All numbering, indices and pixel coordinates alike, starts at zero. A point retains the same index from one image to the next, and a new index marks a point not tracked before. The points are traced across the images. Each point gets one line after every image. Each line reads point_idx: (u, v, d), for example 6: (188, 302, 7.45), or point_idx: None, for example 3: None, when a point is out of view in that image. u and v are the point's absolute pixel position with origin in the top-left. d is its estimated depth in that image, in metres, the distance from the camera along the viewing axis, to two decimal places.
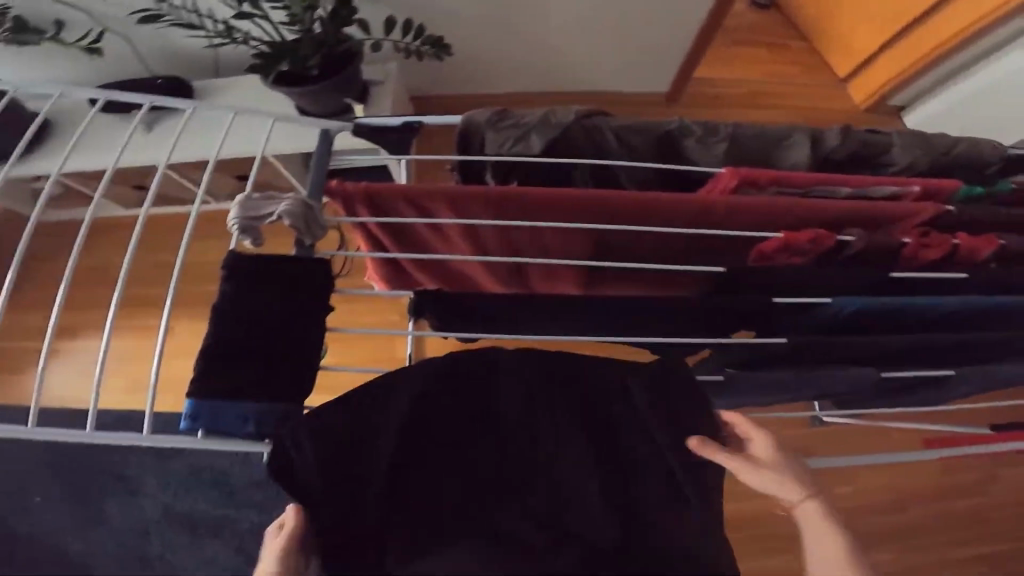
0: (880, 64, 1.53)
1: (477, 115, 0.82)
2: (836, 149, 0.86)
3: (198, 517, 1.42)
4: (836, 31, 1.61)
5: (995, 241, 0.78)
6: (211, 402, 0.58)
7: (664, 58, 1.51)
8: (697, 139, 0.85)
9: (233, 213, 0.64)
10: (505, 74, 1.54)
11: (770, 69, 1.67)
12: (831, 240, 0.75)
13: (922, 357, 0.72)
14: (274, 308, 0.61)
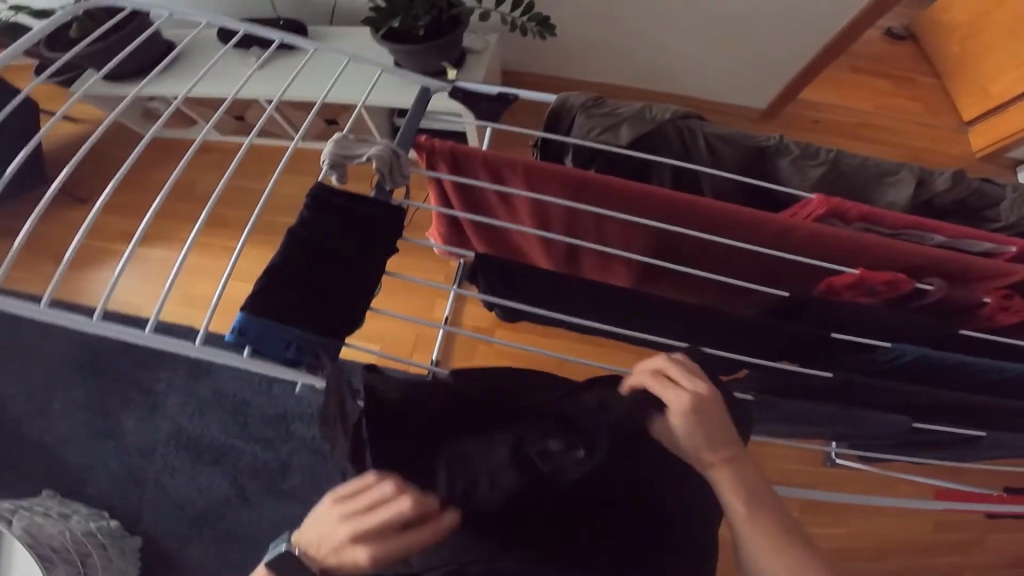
0: (1008, 115, 1.41)
1: (573, 99, 0.84)
2: (940, 195, 0.82)
3: (206, 444, 1.34)
4: (974, 72, 1.50)
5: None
6: (262, 321, 0.60)
7: (774, 68, 1.45)
8: (795, 159, 0.83)
9: (327, 148, 0.67)
10: (608, 63, 1.53)
11: (886, 100, 1.57)
12: (909, 286, 0.72)
13: (972, 417, 0.70)
14: (344, 246, 0.64)
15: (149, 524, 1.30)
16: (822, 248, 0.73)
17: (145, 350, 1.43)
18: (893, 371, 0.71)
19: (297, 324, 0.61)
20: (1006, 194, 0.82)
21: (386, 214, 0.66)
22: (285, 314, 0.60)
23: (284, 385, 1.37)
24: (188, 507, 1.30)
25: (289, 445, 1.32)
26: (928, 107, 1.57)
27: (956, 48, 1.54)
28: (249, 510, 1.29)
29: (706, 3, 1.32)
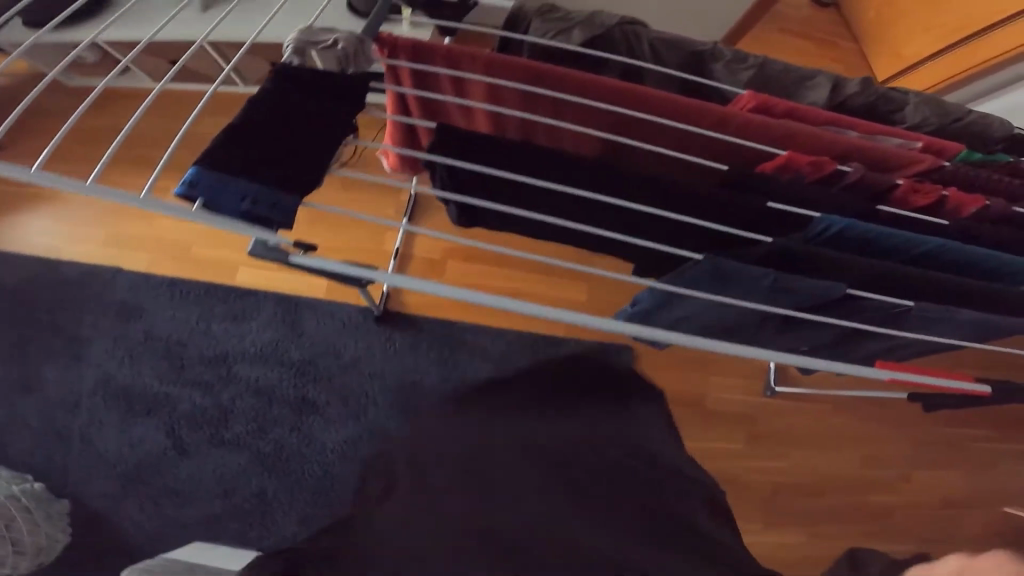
0: (916, 78, 1.56)
1: (526, 5, 0.87)
2: (854, 97, 0.92)
3: (139, 391, 1.27)
4: (889, 35, 1.63)
5: (981, 201, 0.85)
6: (214, 174, 0.58)
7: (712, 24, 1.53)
8: (726, 63, 0.90)
9: (293, 34, 0.65)
10: None
11: (811, 61, 1.69)
12: (832, 166, 0.82)
13: (899, 285, 0.77)
14: (303, 112, 0.64)
15: (76, 485, 1.23)
16: (761, 134, 0.81)
17: (68, 292, 1.33)
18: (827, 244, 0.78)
19: (253, 176, 0.59)
20: (909, 99, 0.94)
21: (348, 85, 0.67)
22: (244, 168, 0.59)
23: (223, 325, 1.33)
24: (119, 464, 1.23)
25: (233, 388, 1.29)
26: (848, 67, 1.70)
27: (872, 14, 1.67)
28: (189, 462, 1.24)
29: None
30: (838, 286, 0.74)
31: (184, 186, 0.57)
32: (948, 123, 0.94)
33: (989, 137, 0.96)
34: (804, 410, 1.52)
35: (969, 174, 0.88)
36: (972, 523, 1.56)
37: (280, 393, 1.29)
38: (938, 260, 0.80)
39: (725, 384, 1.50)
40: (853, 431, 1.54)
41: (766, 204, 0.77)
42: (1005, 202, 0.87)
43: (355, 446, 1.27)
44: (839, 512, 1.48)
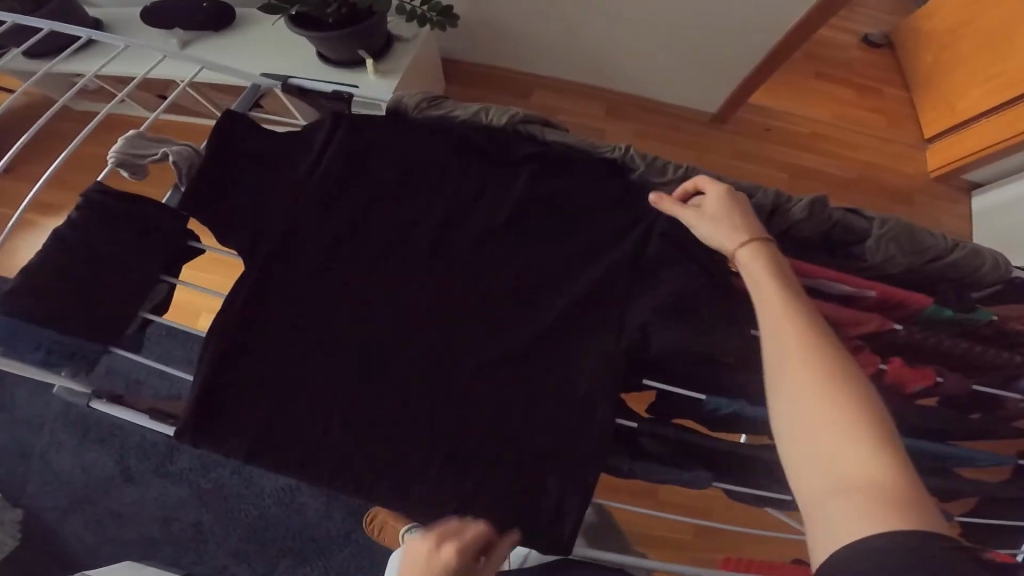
0: (965, 137, 1.33)
1: (407, 99, 0.85)
2: (800, 224, 0.78)
3: (96, 421, 1.49)
4: (944, 88, 1.38)
5: (930, 377, 0.72)
6: (6, 321, 0.67)
7: (720, 73, 1.36)
8: (639, 170, 0.80)
9: (116, 146, 0.75)
10: (549, 59, 1.46)
11: (846, 113, 1.46)
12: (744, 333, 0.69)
13: (780, 475, 0.70)
14: (107, 251, 0.71)
15: (31, 496, 1.44)
16: (644, 286, 0.73)
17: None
18: (707, 422, 0.70)
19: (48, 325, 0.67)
20: (872, 231, 0.78)
21: (169, 229, 0.75)
22: (38, 319, 0.67)
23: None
24: (70, 482, 1.45)
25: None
26: (892, 123, 1.46)
27: (930, 59, 1.42)
28: (132, 488, 1.44)
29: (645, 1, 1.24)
30: (704, 477, 0.69)
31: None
32: (922, 265, 0.77)
33: (979, 281, 0.78)
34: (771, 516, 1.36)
35: (921, 340, 0.74)
36: None
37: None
38: None
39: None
40: None
41: (643, 378, 0.72)
42: (962, 378, 0.73)
43: (292, 494, 1.40)
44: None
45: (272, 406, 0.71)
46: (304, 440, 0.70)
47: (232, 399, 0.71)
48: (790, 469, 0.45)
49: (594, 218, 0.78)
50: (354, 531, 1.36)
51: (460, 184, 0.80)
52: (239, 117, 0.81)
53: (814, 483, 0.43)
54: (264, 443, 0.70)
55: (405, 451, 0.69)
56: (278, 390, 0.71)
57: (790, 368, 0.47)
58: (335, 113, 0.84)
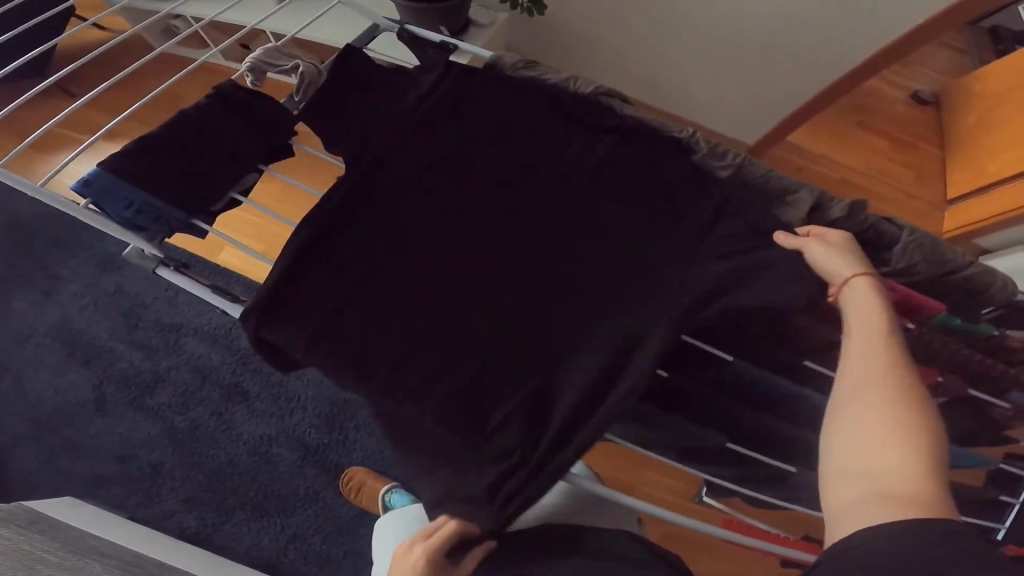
0: (990, 198, 1.30)
1: (504, 58, 0.79)
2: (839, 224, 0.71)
3: (87, 339, 1.45)
4: (979, 148, 1.36)
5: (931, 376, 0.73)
6: (107, 175, 0.62)
7: (768, 108, 1.38)
8: (703, 155, 0.75)
9: (253, 53, 0.71)
10: (600, 69, 1.49)
11: (877, 166, 1.49)
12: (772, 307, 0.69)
13: (777, 447, 0.71)
14: (216, 138, 0.67)
15: None
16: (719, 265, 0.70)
17: (63, 232, 1.55)
18: (726, 383, 0.71)
19: (146, 188, 0.63)
20: (901, 237, 0.74)
21: (274, 127, 0.70)
22: (139, 176, 0.63)
23: (189, 300, 1.49)
24: (39, 403, 1.40)
25: (172, 358, 1.43)
26: (920, 179, 1.48)
27: (974, 118, 1.39)
28: (101, 420, 1.39)
29: (707, 26, 1.26)
30: (717, 436, 0.69)
31: (79, 183, 0.61)
32: (943, 276, 0.73)
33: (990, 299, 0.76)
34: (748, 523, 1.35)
35: (935, 345, 0.74)
36: None
37: (217, 374, 1.42)
38: None
39: (660, 481, 1.44)
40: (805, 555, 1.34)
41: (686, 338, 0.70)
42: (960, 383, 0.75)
43: (269, 444, 1.36)
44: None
45: (329, 320, 0.67)
46: (360, 347, 0.67)
47: (294, 304, 0.67)
48: (833, 470, 0.50)
49: (672, 187, 0.75)
50: (325, 490, 1.32)
51: (557, 143, 0.76)
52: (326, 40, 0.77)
53: (861, 491, 0.48)
54: (320, 338, 0.67)
55: (433, 368, 0.67)
56: (337, 294, 0.68)
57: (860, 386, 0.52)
58: (447, 59, 0.78)
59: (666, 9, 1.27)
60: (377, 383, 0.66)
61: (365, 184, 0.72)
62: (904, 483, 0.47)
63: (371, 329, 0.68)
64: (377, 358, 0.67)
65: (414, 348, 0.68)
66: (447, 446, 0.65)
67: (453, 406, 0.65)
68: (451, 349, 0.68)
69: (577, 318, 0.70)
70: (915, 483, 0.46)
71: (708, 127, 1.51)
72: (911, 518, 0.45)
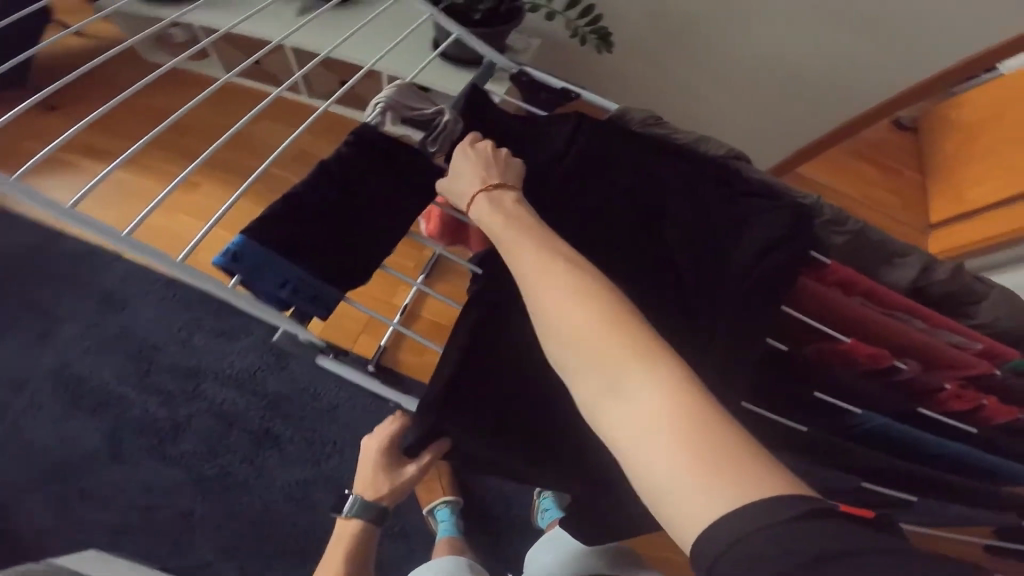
0: (965, 228, 1.47)
1: (634, 114, 0.92)
2: (940, 284, 0.87)
3: (92, 387, 1.35)
4: (956, 179, 1.53)
5: (1014, 413, 0.84)
6: (257, 247, 0.61)
7: (787, 136, 1.52)
8: (827, 222, 0.85)
9: (386, 92, 0.73)
10: (625, 93, 1.58)
11: (868, 192, 1.66)
12: (888, 362, 0.79)
13: (910, 486, 0.77)
14: (355, 207, 0.68)
15: None
16: (835, 318, 0.80)
17: (70, 265, 1.47)
18: (859, 437, 0.79)
19: (297, 262, 0.63)
20: (989, 294, 0.88)
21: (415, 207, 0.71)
22: (293, 251, 0.63)
23: (206, 338, 1.42)
24: (40, 454, 1.28)
25: (192, 405, 1.35)
26: (906, 206, 1.64)
27: (948, 149, 1.58)
28: (119, 468, 1.28)
29: (734, 55, 1.38)
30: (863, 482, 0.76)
31: (231, 260, 0.60)
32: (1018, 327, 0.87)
33: None
34: None
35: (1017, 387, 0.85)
36: None
37: (246, 420, 1.34)
38: (960, 464, 0.81)
39: None
40: None
41: (815, 392, 0.79)
42: None
43: (305, 489, 1.29)
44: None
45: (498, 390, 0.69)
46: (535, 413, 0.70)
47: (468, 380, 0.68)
48: (595, 415, 0.48)
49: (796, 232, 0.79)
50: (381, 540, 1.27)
51: (681, 209, 0.81)
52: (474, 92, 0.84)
53: (626, 431, 0.46)
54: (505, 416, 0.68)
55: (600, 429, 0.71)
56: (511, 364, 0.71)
57: (566, 318, 0.50)
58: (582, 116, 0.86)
59: (705, 40, 1.38)
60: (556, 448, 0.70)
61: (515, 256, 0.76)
62: (642, 401, 0.45)
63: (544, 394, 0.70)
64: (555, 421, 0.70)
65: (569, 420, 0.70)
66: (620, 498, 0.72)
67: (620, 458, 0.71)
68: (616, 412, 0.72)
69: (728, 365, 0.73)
70: (653, 399, 0.45)
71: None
72: (662, 439, 0.44)
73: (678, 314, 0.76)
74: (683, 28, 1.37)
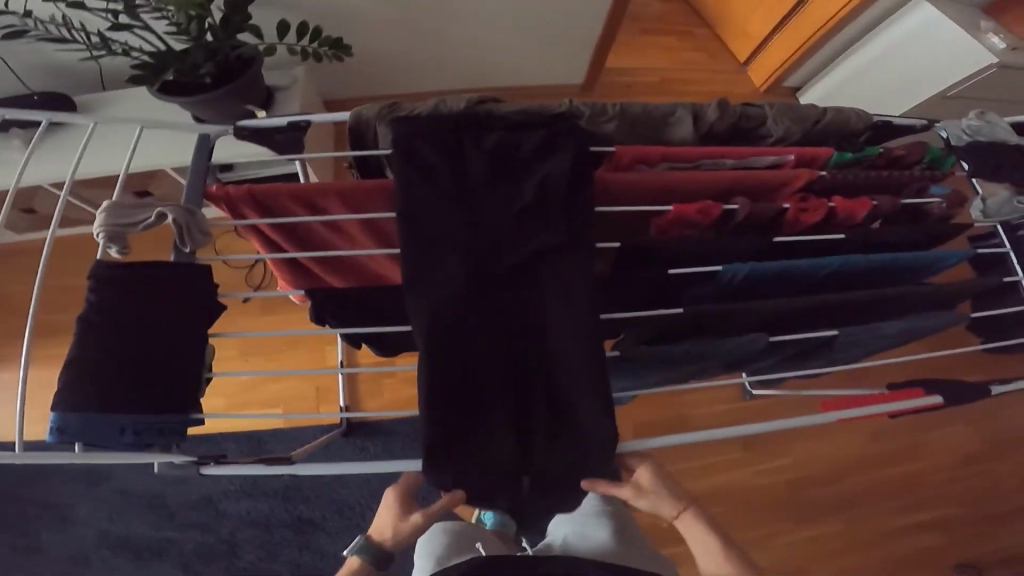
0: (766, 59, 1.87)
1: (366, 110, 0.81)
2: (717, 122, 0.91)
3: (139, 539, 1.50)
4: (733, 23, 1.92)
5: (867, 202, 0.89)
6: (77, 413, 0.64)
7: (578, 43, 1.60)
8: (588, 120, 0.86)
9: (99, 222, 0.70)
10: (420, 75, 1.62)
11: (677, 56, 1.93)
12: (719, 209, 0.81)
13: (795, 318, 0.85)
14: (167, 327, 0.70)
15: None
16: (642, 193, 0.83)
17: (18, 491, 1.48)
18: (730, 291, 0.83)
19: (124, 409, 0.66)
20: (766, 113, 0.95)
21: (199, 297, 0.73)
22: (115, 400, 0.66)
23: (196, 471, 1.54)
24: None
25: (228, 522, 1.52)
26: (711, 57, 1.97)
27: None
28: None
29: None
30: (760, 336, 0.82)
31: (56, 437, 0.64)
32: (812, 127, 0.95)
33: (854, 131, 0.99)
34: (777, 403, 1.68)
35: (850, 179, 0.91)
36: (938, 473, 1.79)
37: (276, 519, 1.52)
38: (837, 274, 0.87)
39: (705, 400, 1.64)
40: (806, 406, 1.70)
41: (669, 271, 0.80)
42: (891, 198, 0.91)
43: None
44: (751, 482, 1.69)
45: (443, 379, 0.70)
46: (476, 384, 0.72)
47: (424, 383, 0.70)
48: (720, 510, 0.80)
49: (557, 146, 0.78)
50: None
51: (496, 207, 0.75)
52: (203, 146, 0.82)
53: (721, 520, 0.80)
54: (466, 401, 0.71)
55: (518, 383, 0.74)
56: (449, 355, 0.71)
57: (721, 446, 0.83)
58: (363, 117, 0.81)
59: None
60: (503, 402, 0.72)
61: (346, 306, 0.86)
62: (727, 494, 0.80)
63: (468, 369, 0.72)
64: (484, 387, 0.72)
65: (487, 448, 0.70)
66: (564, 442, 0.73)
67: (542, 400, 0.74)
68: (513, 368, 0.74)
69: (563, 282, 0.75)
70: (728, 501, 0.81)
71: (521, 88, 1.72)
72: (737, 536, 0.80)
73: (492, 261, 0.74)
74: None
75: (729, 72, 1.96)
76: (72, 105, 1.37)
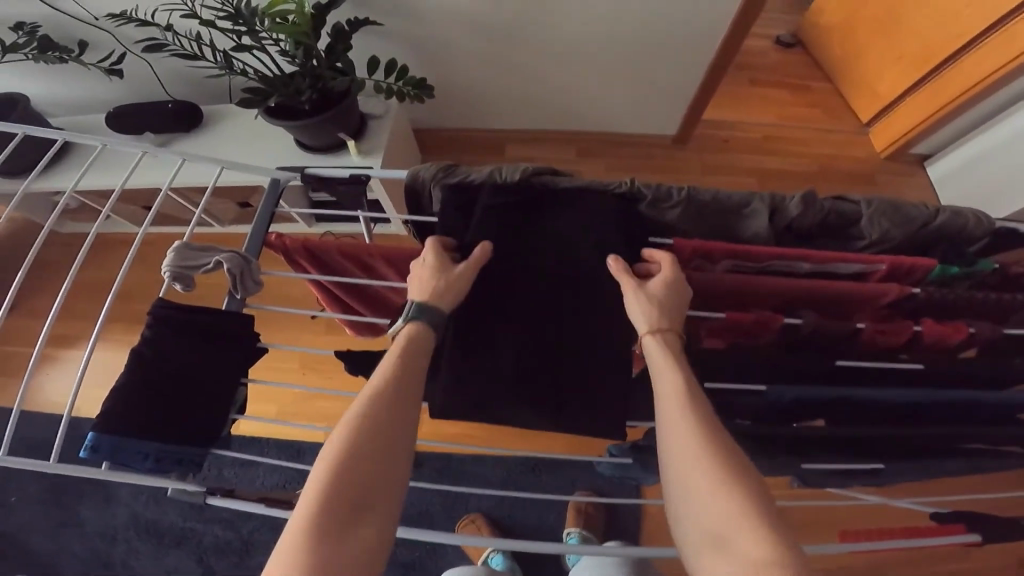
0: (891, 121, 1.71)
1: (424, 171, 0.83)
2: (797, 219, 0.83)
3: (170, 525, 1.52)
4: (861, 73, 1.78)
5: (964, 329, 0.78)
6: (111, 436, 0.68)
7: (678, 91, 1.54)
8: (651, 202, 0.82)
9: (167, 261, 0.73)
10: (510, 111, 1.63)
11: (786, 112, 1.81)
12: (780, 320, 0.75)
13: (847, 447, 0.76)
14: (205, 365, 0.73)
15: None
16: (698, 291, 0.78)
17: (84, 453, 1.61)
18: (778, 411, 0.75)
19: (152, 438, 0.70)
20: (863, 210, 0.85)
21: (236, 339, 0.76)
22: (143, 430, 0.69)
23: (234, 469, 1.54)
24: None
25: None
26: (829, 115, 1.83)
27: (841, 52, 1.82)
28: None
29: (583, 41, 1.41)
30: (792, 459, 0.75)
31: (89, 455, 0.67)
32: (918, 231, 0.84)
33: (972, 239, 0.86)
34: (837, 508, 1.52)
35: (946, 298, 0.80)
36: None
37: None
38: (904, 408, 0.76)
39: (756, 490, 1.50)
40: (875, 516, 1.52)
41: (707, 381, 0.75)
42: (994, 325, 0.79)
43: None
44: None
45: None
46: None
47: None
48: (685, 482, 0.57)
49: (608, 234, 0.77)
50: None
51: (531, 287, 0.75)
52: (273, 189, 0.86)
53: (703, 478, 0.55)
54: None
55: None
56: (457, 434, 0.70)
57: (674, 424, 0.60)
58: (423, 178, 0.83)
59: (551, 41, 1.42)
60: None
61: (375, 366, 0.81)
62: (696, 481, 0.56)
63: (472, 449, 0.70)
64: None
65: None
66: None
67: None
68: None
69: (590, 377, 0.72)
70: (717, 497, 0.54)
71: (611, 130, 1.68)
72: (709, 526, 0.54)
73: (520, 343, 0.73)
74: (525, 37, 1.40)
75: (845, 133, 1.81)
76: (189, 113, 1.48)
